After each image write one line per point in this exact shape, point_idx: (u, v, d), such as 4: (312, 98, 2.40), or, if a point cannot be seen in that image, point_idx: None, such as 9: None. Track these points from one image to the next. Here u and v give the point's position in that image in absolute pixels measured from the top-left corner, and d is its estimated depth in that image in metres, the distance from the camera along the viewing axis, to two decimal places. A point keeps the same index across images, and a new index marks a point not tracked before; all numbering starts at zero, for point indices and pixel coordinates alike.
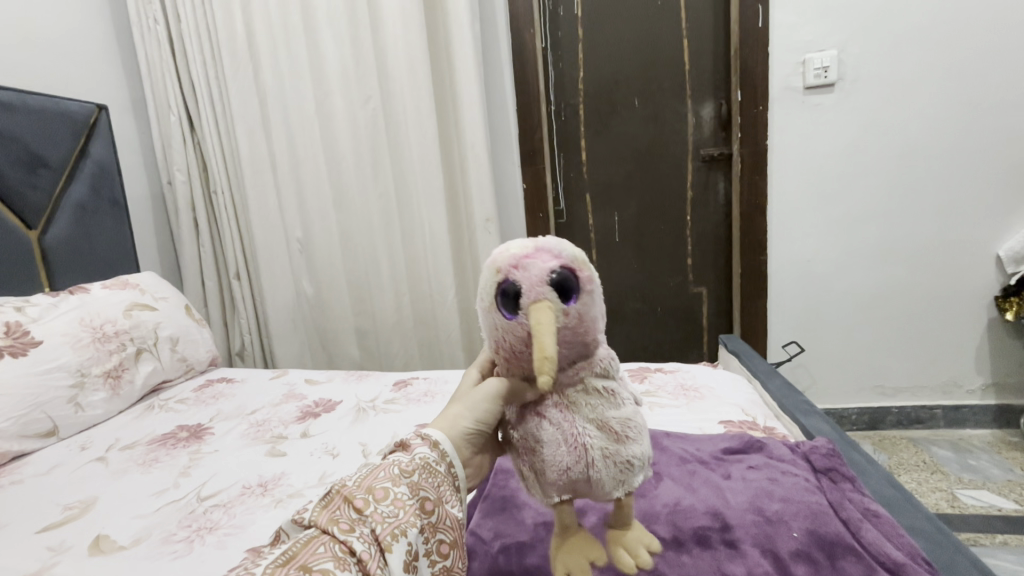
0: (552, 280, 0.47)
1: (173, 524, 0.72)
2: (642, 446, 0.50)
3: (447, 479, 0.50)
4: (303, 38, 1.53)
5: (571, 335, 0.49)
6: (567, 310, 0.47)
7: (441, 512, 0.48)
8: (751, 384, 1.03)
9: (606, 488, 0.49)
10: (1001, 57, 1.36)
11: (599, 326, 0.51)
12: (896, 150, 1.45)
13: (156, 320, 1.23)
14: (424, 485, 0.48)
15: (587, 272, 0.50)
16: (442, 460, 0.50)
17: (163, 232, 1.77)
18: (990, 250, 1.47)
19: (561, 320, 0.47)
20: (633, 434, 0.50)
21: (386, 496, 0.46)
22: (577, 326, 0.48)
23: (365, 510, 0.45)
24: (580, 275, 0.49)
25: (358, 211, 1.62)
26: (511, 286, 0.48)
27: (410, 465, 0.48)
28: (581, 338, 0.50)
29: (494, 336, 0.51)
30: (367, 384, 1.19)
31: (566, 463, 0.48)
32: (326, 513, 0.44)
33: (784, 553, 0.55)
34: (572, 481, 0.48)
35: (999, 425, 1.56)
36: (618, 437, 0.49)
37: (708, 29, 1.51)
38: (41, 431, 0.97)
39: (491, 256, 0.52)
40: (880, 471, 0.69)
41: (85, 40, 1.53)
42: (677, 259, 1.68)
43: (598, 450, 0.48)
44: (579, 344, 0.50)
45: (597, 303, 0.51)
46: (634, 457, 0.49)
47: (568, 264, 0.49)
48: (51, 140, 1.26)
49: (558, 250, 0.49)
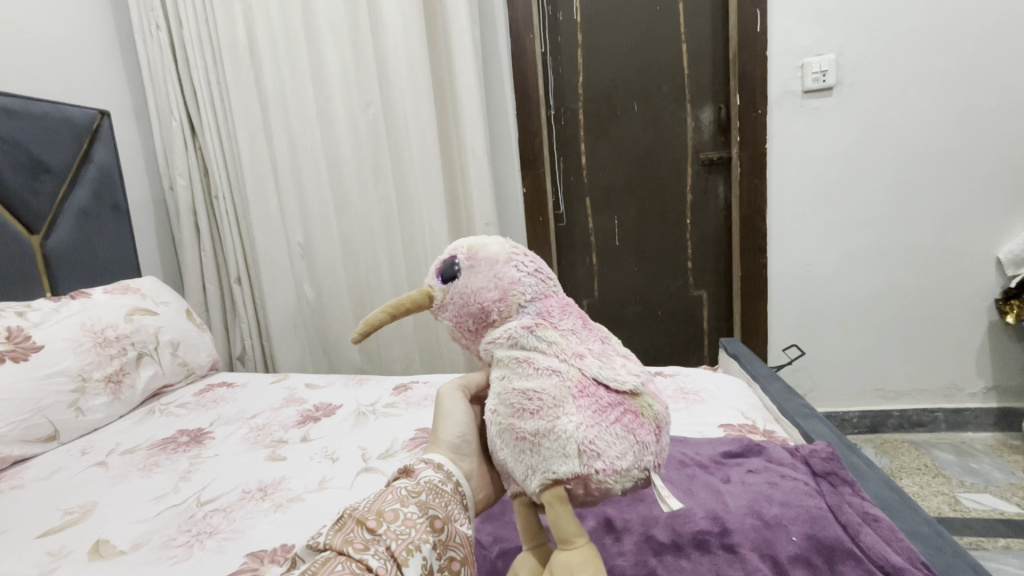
0: (434, 272, 0.59)
1: (173, 528, 0.72)
2: (547, 423, 0.44)
3: (454, 497, 0.50)
4: (304, 44, 1.54)
5: (458, 307, 0.55)
6: (445, 289, 0.56)
7: (452, 529, 0.48)
8: (751, 387, 1.03)
9: (519, 474, 0.45)
10: (999, 59, 1.37)
11: (489, 295, 0.54)
12: (895, 153, 1.45)
13: (157, 324, 1.23)
14: (432, 504, 0.48)
15: (465, 252, 0.57)
16: (447, 480, 0.51)
17: (164, 236, 1.78)
18: (990, 253, 1.47)
19: (438, 299, 0.57)
20: (533, 408, 0.45)
21: (398, 516, 0.45)
22: (458, 298, 0.55)
23: (379, 529, 0.44)
24: (457, 257, 0.57)
25: (359, 216, 1.62)
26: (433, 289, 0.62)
27: (417, 485, 0.48)
28: (469, 309, 0.55)
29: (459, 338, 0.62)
30: (367, 388, 1.19)
31: (491, 444, 0.50)
32: (340, 536, 0.43)
33: (782, 557, 0.55)
34: (501, 465, 0.48)
35: (1000, 428, 1.55)
36: (511, 411, 0.47)
37: (707, 34, 1.52)
38: (42, 437, 0.97)
39: None
40: (880, 475, 0.69)
41: (87, 46, 1.55)
42: (677, 262, 1.68)
43: (497, 426, 0.47)
44: (476, 316, 0.55)
45: (486, 274, 0.55)
46: (532, 433, 0.44)
47: (452, 254, 0.58)
48: (53, 146, 1.27)
49: (451, 248, 0.60)
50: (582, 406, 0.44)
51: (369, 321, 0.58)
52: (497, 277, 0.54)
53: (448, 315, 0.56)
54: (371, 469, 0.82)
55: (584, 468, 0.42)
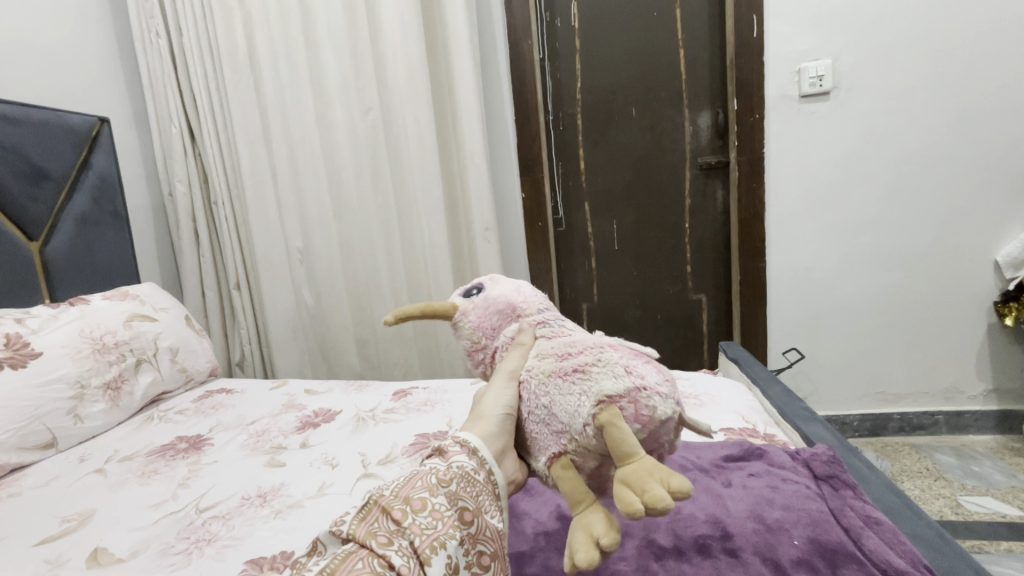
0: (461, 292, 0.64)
1: (171, 536, 0.72)
2: (595, 355, 0.48)
3: (487, 488, 0.49)
4: (304, 52, 1.55)
5: (483, 311, 0.59)
6: (470, 300, 0.61)
7: (482, 522, 0.47)
8: (752, 390, 1.03)
9: (569, 409, 0.45)
10: (993, 63, 1.38)
11: (515, 297, 0.59)
12: (891, 156, 1.46)
13: (156, 331, 1.23)
14: (462, 495, 0.47)
15: (488, 278, 0.65)
16: (480, 469, 0.49)
17: (164, 242, 1.78)
18: (988, 255, 1.47)
19: (463, 306, 0.60)
20: (578, 350, 0.49)
21: (425, 506, 0.45)
22: (485, 304, 0.60)
23: (404, 521, 0.43)
24: (481, 282, 0.64)
25: (359, 222, 1.63)
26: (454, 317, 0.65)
27: (447, 474, 0.47)
28: (496, 308, 0.59)
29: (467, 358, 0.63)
30: (366, 394, 1.18)
31: (532, 403, 0.49)
32: (365, 526, 0.43)
33: (784, 561, 0.54)
34: (544, 416, 0.48)
35: (1001, 430, 1.55)
36: (554, 357, 0.50)
37: (704, 40, 1.53)
38: (40, 444, 0.97)
39: None
40: (881, 478, 0.69)
41: (87, 54, 1.55)
42: (676, 267, 1.68)
43: (540, 373, 0.49)
44: (502, 313, 0.59)
45: (510, 286, 0.62)
46: (579, 365, 0.47)
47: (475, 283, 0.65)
48: (52, 153, 1.27)
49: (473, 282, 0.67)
50: (620, 349, 0.50)
51: (401, 312, 0.58)
52: (521, 288, 0.61)
53: (472, 320, 0.60)
54: (370, 475, 0.82)
55: (631, 385, 0.45)
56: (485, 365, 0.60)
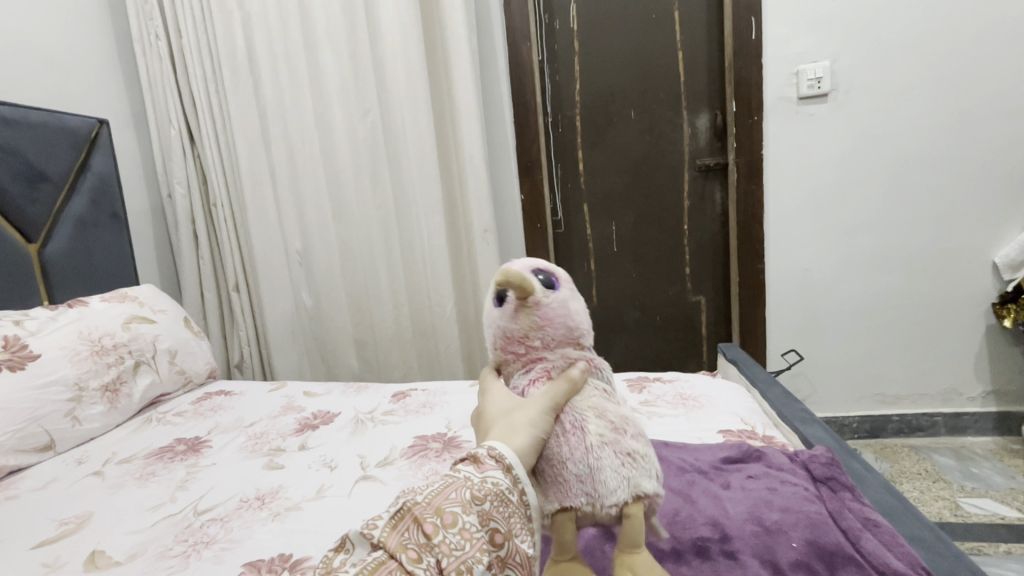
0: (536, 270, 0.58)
1: (169, 539, 0.71)
2: (644, 447, 0.50)
3: (519, 510, 0.46)
4: (303, 54, 1.55)
5: (552, 315, 0.56)
6: (545, 291, 0.56)
7: (512, 547, 0.44)
8: (751, 393, 1.03)
9: (611, 486, 0.46)
10: (990, 65, 1.39)
11: (583, 323, 0.58)
12: (889, 157, 1.46)
13: (155, 333, 1.23)
14: (494, 515, 0.44)
15: (564, 277, 0.60)
16: (514, 488, 0.46)
17: (162, 244, 1.78)
18: (987, 257, 1.48)
19: (542, 296, 0.56)
20: (631, 432, 0.51)
21: (455, 523, 0.42)
22: (560, 308, 0.56)
23: (435, 537, 0.41)
24: (555, 273, 0.59)
25: (358, 223, 1.63)
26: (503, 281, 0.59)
27: (482, 490, 0.45)
28: (565, 322, 0.56)
29: (493, 331, 0.59)
30: (365, 396, 1.18)
31: (575, 451, 0.48)
32: (396, 536, 0.42)
33: (783, 563, 0.54)
34: (583, 473, 0.47)
35: (1000, 432, 1.56)
36: (611, 426, 0.50)
37: (703, 42, 1.53)
38: (38, 446, 0.96)
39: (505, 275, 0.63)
40: (880, 480, 0.69)
41: (86, 55, 1.55)
42: (675, 268, 1.68)
43: (597, 434, 0.48)
44: (565, 331, 0.56)
45: (581, 305, 0.59)
46: (633, 451, 0.49)
47: (552, 269, 0.60)
48: (51, 155, 1.27)
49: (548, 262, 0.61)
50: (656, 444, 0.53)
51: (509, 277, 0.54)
52: (587, 315, 0.60)
53: (540, 315, 0.55)
54: (370, 477, 0.82)
55: (657, 492, 0.49)
56: (514, 356, 0.58)
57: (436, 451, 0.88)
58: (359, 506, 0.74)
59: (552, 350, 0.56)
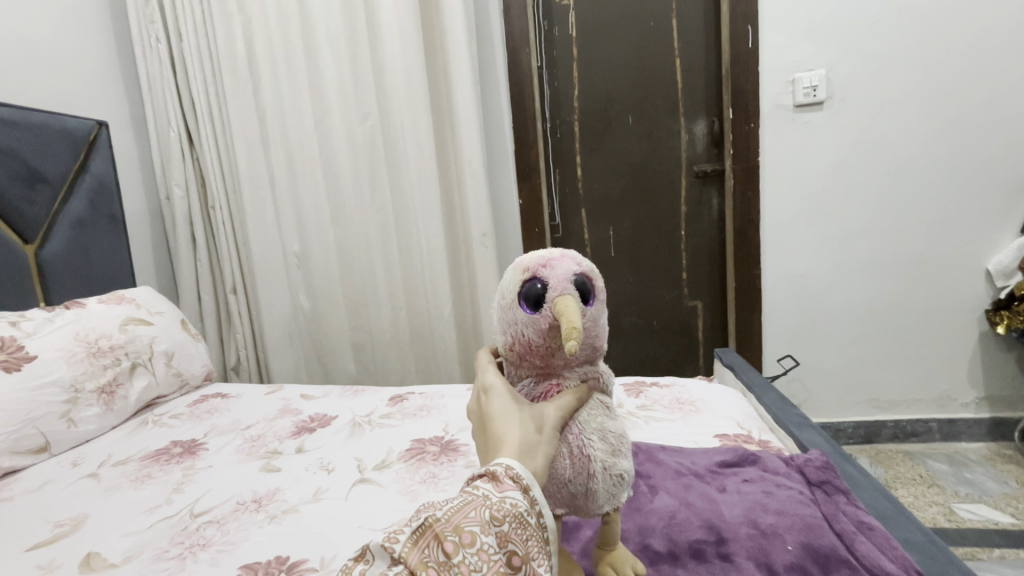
0: (574, 283, 0.51)
1: (164, 541, 0.71)
2: (630, 460, 0.52)
3: (537, 532, 0.44)
4: (304, 57, 1.56)
5: (584, 335, 0.52)
6: (584, 310, 0.51)
7: (530, 572, 0.42)
8: (747, 397, 1.03)
9: (600, 502, 0.50)
10: (982, 74, 1.41)
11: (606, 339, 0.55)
12: (884, 164, 1.48)
13: (152, 334, 1.22)
14: (513, 537, 0.42)
15: (599, 282, 0.54)
16: (532, 510, 0.44)
17: (160, 246, 1.78)
18: (980, 264, 1.49)
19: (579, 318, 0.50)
20: (624, 449, 0.52)
21: (474, 543, 0.40)
22: (590, 328, 0.52)
23: (454, 557, 0.39)
24: (591, 281, 0.53)
25: (356, 226, 1.63)
26: (535, 282, 0.51)
27: (501, 511, 0.42)
28: (592, 342, 0.53)
29: (511, 332, 0.53)
30: (362, 398, 1.18)
31: (576, 475, 0.48)
32: (416, 552, 0.40)
33: (777, 565, 0.55)
34: (580, 492, 0.49)
35: (994, 438, 1.56)
36: (610, 448, 0.50)
37: (700, 50, 1.55)
38: (32, 448, 0.96)
39: (527, 261, 0.54)
40: (874, 484, 0.70)
41: (85, 57, 1.55)
42: (672, 273, 1.69)
43: (600, 461, 0.49)
44: (589, 349, 0.53)
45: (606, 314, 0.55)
46: (624, 471, 0.51)
47: (586, 272, 0.53)
48: (50, 156, 1.27)
49: (578, 260, 0.54)
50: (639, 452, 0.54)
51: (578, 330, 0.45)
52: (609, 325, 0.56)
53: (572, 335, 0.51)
54: (367, 480, 0.82)
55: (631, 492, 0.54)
56: (530, 366, 0.54)
57: (434, 455, 0.88)
58: (356, 510, 0.74)
59: (569, 367, 0.54)
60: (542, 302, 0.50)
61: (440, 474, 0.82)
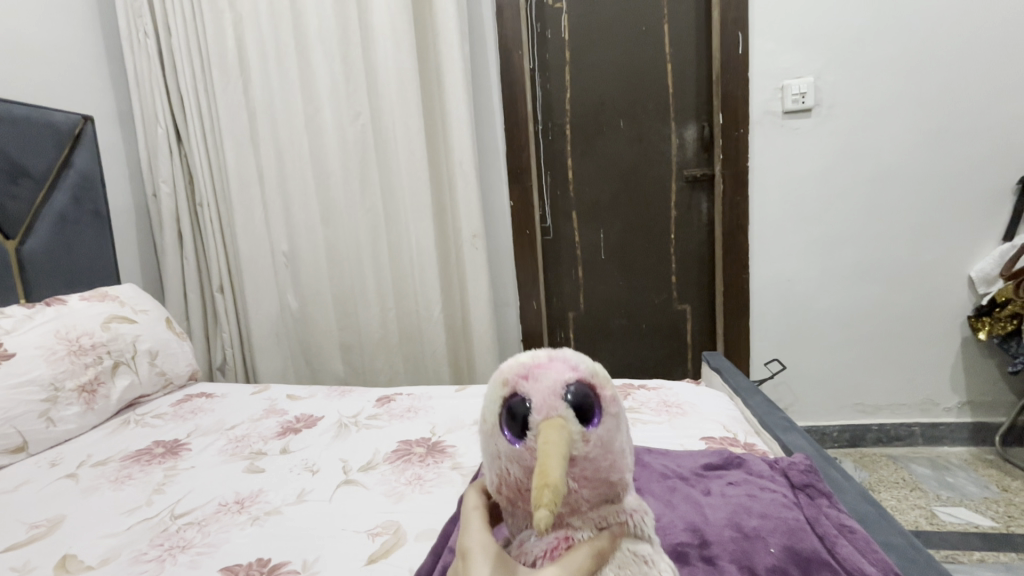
0: (567, 398, 0.38)
1: (144, 543, 0.70)
2: None
3: None
4: (295, 55, 1.54)
5: (591, 466, 0.38)
6: (583, 434, 0.37)
7: None
8: (734, 401, 1.04)
9: None
10: (966, 84, 1.43)
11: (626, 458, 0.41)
12: (871, 171, 1.50)
13: (136, 333, 1.21)
14: None
15: (608, 389, 0.41)
16: None
17: (146, 242, 1.75)
18: (963, 270, 1.51)
19: (576, 444, 0.37)
20: None
21: None
22: (598, 457, 0.38)
23: None
24: (594, 386, 0.40)
25: (345, 225, 1.62)
26: (516, 400, 0.39)
27: None
28: (605, 474, 0.39)
29: (495, 467, 0.40)
30: (348, 400, 1.17)
31: None
32: None
33: (760, 568, 0.55)
34: None
35: (975, 442, 1.59)
36: None
37: (691, 55, 1.56)
38: (9, 448, 0.94)
39: (507, 369, 0.42)
40: (856, 487, 0.70)
41: (71, 50, 1.53)
42: (662, 276, 1.70)
43: None
44: (604, 482, 0.39)
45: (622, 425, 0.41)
46: None
47: (585, 378, 0.40)
48: (34, 151, 1.25)
49: (574, 361, 0.41)
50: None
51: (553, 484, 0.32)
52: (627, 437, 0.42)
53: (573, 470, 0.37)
54: (352, 481, 0.81)
55: None
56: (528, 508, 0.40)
57: (420, 456, 0.88)
58: (339, 511, 0.74)
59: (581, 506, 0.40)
60: (526, 430, 0.37)
61: (426, 475, 0.81)
